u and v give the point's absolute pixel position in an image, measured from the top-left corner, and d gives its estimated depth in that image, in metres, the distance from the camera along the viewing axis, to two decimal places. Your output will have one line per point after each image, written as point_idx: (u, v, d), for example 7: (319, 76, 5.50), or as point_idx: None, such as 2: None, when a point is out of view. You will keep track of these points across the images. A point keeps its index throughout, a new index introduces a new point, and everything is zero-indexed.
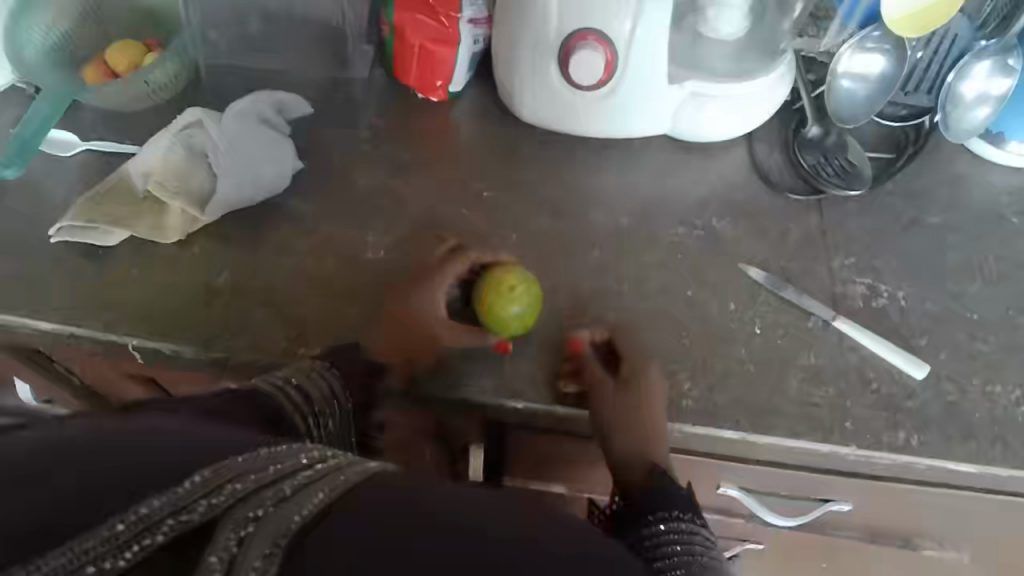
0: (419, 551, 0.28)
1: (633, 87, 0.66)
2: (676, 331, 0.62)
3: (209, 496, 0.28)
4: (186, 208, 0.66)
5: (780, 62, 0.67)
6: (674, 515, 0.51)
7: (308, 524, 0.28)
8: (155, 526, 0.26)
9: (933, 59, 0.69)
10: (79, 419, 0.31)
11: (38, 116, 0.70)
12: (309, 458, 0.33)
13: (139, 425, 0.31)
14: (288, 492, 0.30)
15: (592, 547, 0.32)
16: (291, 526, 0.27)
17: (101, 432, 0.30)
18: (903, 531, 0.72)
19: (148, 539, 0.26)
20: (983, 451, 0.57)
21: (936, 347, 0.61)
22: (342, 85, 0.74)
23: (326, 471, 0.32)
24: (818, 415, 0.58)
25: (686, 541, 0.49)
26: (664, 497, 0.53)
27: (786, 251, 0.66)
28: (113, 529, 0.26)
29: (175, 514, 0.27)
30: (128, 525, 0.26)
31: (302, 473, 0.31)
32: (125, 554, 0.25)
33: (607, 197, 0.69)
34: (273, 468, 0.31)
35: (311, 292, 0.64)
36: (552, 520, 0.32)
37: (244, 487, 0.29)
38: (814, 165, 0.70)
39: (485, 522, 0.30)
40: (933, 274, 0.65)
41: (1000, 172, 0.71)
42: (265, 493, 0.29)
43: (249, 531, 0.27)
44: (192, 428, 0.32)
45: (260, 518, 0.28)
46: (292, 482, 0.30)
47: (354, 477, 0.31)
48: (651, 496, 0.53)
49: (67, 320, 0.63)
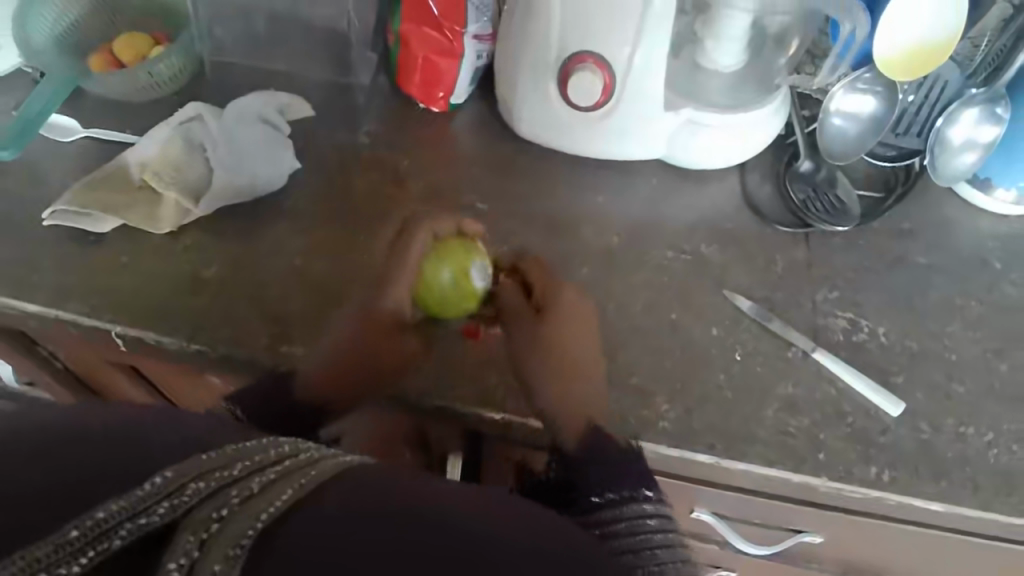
0: (411, 541, 0.28)
1: (629, 111, 0.67)
2: (659, 353, 0.62)
3: (170, 496, 0.27)
4: (180, 199, 0.67)
5: (775, 97, 0.69)
6: (628, 496, 0.48)
7: (273, 524, 0.27)
8: (112, 531, 0.25)
9: (924, 103, 0.72)
10: (45, 412, 0.29)
11: (43, 99, 0.71)
12: (279, 450, 0.31)
13: (123, 419, 0.29)
14: (255, 489, 0.28)
15: (566, 539, 0.32)
16: (256, 526, 0.27)
17: (68, 429, 0.28)
18: (873, 566, 0.72)
19: (105, 544, 0.25)
20: (954, 491, 0.57)
21: (913, 386, 0.62)
22: (345, 91, 0.77)
23: (297, 465, 0.30)
24: (793, 444, 0.59)
25: (637, 528, 0.46)
26: (607, 475, 0.49)
27: (772, 281, 0.67)
28: (66, 535, 0.25)
29: (133, 518, 0.26)
30: (84, 531, 0.25)
31: (271, 468, 0.30)
32: (80, 560, 0.25)
33: (598, 216, 0.70)
34: (239, 464, 0.29)
35: (301, 288, 0.64)
36: (528, 515, 0.32)
37: (208, 486, 0.28)
38: (804, 200, 0.71)
39: (470, 522, 0.29)
40: (916, 312, 0.66)
41: (988, 218, 0.72)
42: (231, 491, 0.28)
43: (211, 532, 0.26)
44: (159, 421, 0.30)
45: (224, 518, 0.27)
46: (261, 478, 0.29)
47: (325, 471, 0.30)
48: (588, 466, 0.50)
49: (50, 304, 0.63)
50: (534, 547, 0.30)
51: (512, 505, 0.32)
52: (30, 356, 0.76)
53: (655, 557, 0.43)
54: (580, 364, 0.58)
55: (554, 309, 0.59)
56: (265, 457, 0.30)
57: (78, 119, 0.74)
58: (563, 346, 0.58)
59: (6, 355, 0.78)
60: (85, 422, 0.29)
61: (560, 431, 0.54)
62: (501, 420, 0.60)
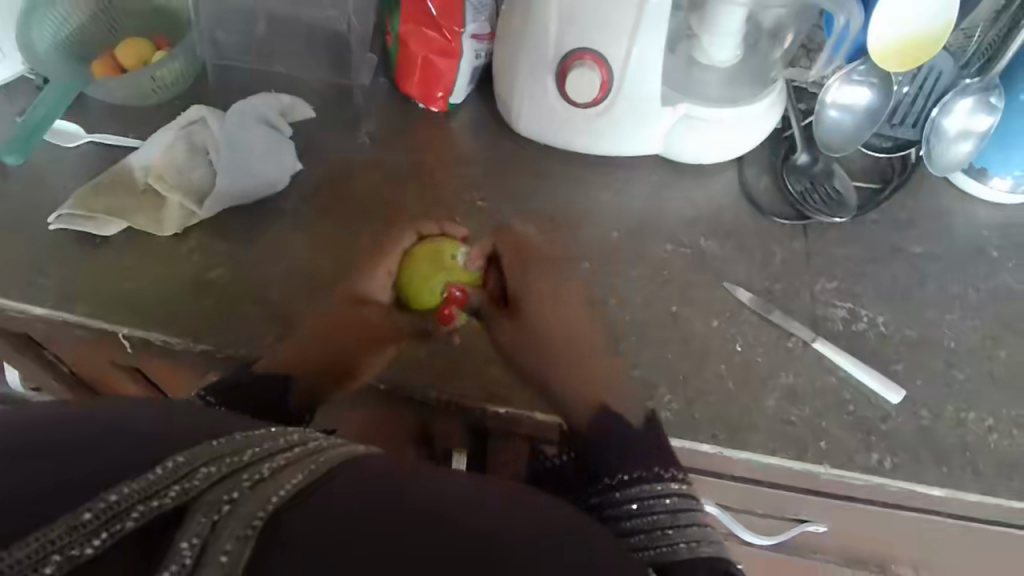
0: (412, 545, 0.27)
1: (628, 106, 0.68)
2: (660, 344, 0.63)
3: (180, 481, 0.27)
4: (183, 202, 0.68)
5: (771, 90, 0.70)
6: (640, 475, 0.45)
7: (286, 503, 0.28)
8: (125, 513, 0.26)
9: (919, 94, 0.71)
10: (49, 407, 0.29)
11: (48, 99, 0.71)
12: (287, 439, 0.31)
13: (112, 419, 0.29)
14: (264, 474, 0.29)
15: (566, 526, 0.32)
16: (267, 507, 0.27)
17: (68, 425, 0.28)
18: (875, 555, 0.73)
19: (119, 525, 0.25)
20: (956, 476, 0.58)
21: (913, 373, 0.62)
22: (345, 93, 0.78)
23: (305, 453, 0.31)
24: (794, 433, 0.59)
25: (653, 506, 0.43)
26: (625, 456, 0.47)
27: (772, 273, 0.68)
28: (79, 516, 0.25)
29: (145, 501, 0.26)
30: (96, 513, 0.25)
31: (279, 454, 0.30)
32: (94, 540, 0.25)
33: (599, 212, 0.71)
34: (249, 450, 0.30)
35: (303, 288, 0.65)
36: (526, 506, 0.32)
37: (218, 471, 0.28)
38: (802, 192, 0.72)
39: (471, 519, 0.29)
40: (914, 301, 0.66)
41: (984, 207, 0.72)
42: (241, 475, 0.28)
43: (222, 515, 0.27)
44: (163, 425, 0.30)
45: (235, 502, 0.27)
46: (270, 463, 0.29)
47: (332, 461, 0.30)
48: (598, 449, 0.48)
49: (59, 306, 0.63)
50: (536, 539, 0.30)
51: (512, 498, 0.32)
52: (38, 359, 0.77)
53: (668, 538, 0.41)
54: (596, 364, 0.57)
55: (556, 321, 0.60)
56: (274, 445, 0.31)
57: (81, 125, 0.75)
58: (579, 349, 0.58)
59: (14, 359, 0.79)
60: (96, 419, 0.29)
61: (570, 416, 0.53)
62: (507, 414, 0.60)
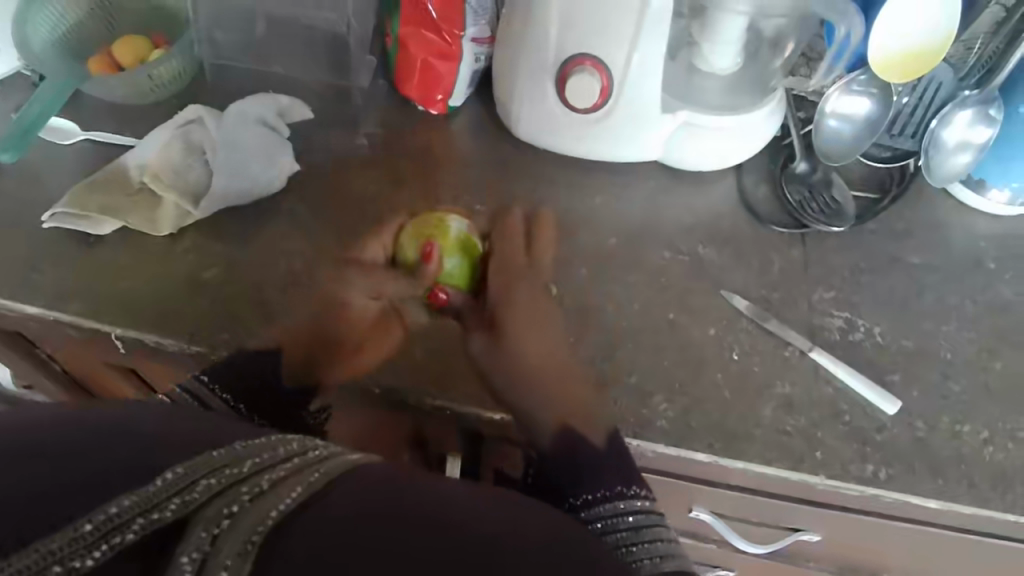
0: (419, 548, 0.27)
1: (626, 112, 0.68)
2: (656, 351, 0.63)
3: (181, 492, 0.27)
4: (179, 202, 0.67)
5: (770, 99, 0.70)
6: (603, 496, 0.48)
7: (286, 516, 0.27)
8: (125, 525, 0.25)
9: (919, 104, 0.72)
10: (43, 410, 0.29)
11: (43, 97, 0.70)
12: (287, 448, 0.31)
13: (112, 419, 0.29)
14: (264, 487, 0.28)
15: (565, 530, 0.32)
16: (267, 522, 0.27)
17: (61, 427, 0.27)
18: (869, 565, 0.73)
19: (119, 537, 0.25)
20: (951, 488, 0.58)
21: (909, 384, 0.62)
22: (344, 94, 0.78)
23: (305, 464, 0.30)
24: (790, 443, 0.59)
25: (614, 525, 0.46)
26: (592, 475, 0.49)
27: (769, 281, 0.67)
28: (79, 528, 0.25)
29: (146, 513, 0.26)
30: (96, 525, 0.25)
31: (280, 466, 0.30)
32: (95, 553, 0.24)
33: (597, 217, 0.71)
34: (249, 461, 0.30)
35: (294, 293, 0.64)
36: (525, 511, 0.32)
37: (218, 483, 0.28)
38: (800, 200, 0.72)
39: (474, 523, 0.29)
40: (911, 311, 0.66)
41: (982, 218, 0.72)
42: (241, 488, 0.28)
43: (223, 528, 0.26)
44: (162, 428, 0.30)
45: (235, 514, 0.27)
46: (270, 476, 0.29)
47: (333, 471, 0.30)
48: (565, 466, 0.50)
49: (52, 305, 0.63)
50: (537, 542, 0.30)
51: (511, 504, 0.32)
52: (30, 357, 0.76)
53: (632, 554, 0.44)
54: (574, 378, 0.57)
55: (535, 328, 0.59)
56: (274, 456, 0.30)
57: (77, 122, 0.75)
58: (553, 363, 0.57)
59: (7, 357, 0.78)
60: (90, 422, 0.28)
61: (540, 433, 0.53)
62: (500, 421, 0.59)
